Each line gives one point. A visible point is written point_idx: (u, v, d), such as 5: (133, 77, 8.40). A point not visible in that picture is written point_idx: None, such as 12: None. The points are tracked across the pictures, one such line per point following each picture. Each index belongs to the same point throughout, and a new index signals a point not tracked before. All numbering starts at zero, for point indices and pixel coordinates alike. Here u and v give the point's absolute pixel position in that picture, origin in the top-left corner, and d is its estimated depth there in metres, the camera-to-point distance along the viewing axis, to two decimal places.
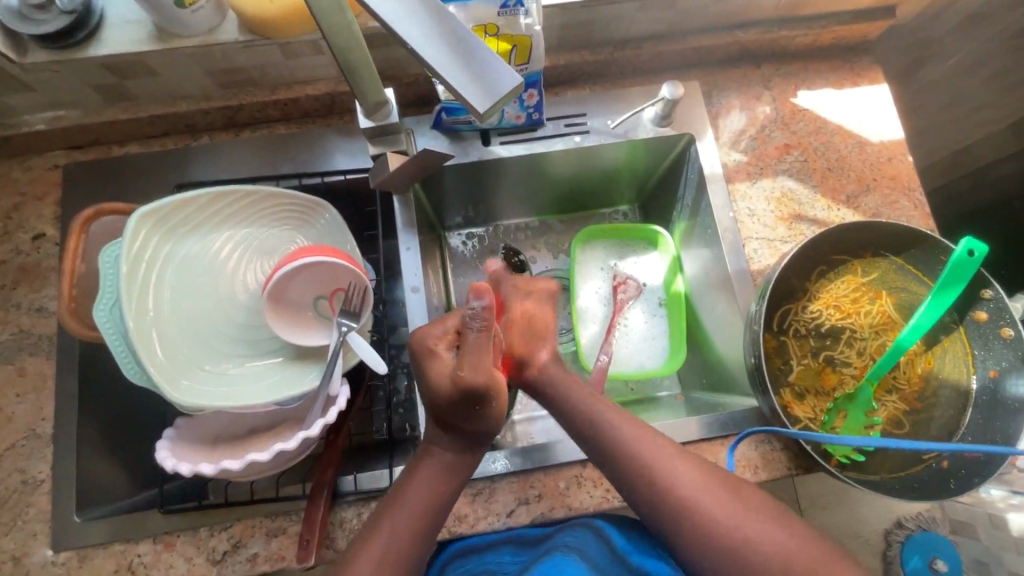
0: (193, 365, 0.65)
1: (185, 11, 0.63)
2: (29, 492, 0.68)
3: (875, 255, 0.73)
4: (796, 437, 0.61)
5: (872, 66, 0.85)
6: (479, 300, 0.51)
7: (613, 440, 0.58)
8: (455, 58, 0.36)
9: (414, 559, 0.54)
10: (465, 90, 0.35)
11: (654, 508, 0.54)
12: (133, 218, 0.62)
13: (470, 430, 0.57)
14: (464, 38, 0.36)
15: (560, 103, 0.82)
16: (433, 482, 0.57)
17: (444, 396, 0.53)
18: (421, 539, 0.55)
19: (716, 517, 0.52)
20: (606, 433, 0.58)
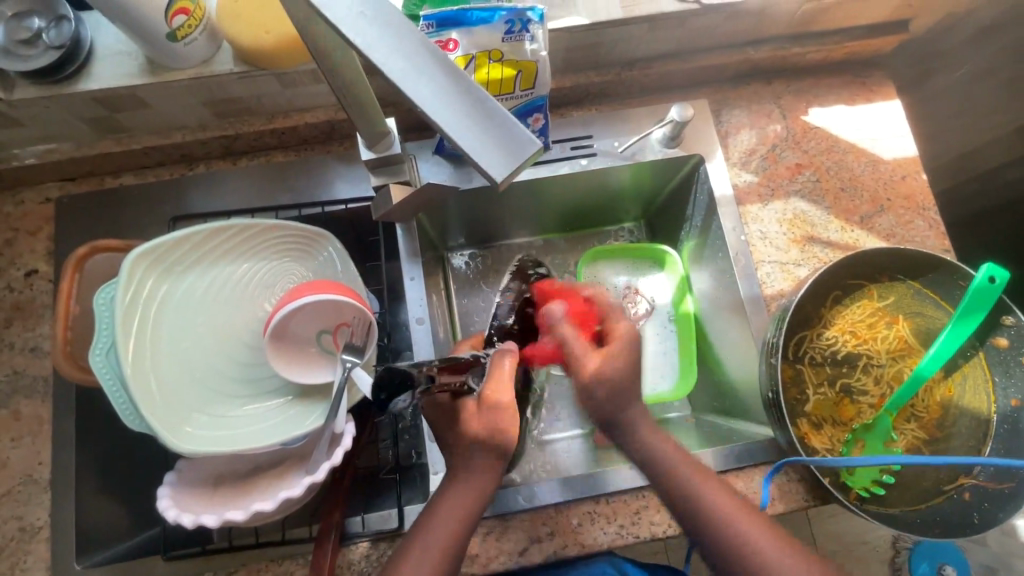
0: (195, 409, 0.64)
1: (179, 44, 0.60)
2: (28, 540, 0.66)
3: (891, 279, 0.71)
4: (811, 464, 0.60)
5: (884, 81, 0.84)
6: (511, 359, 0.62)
7: (694, 491, 0.55)
8: (471, 121, 0.33)
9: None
10: (484, 158, 0.32)
11: (727, 565, 0.53)
12: (128, 260, 0.60)
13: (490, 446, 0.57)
14: (483, 100, 0.33)
15: (565, 125, 0.80)
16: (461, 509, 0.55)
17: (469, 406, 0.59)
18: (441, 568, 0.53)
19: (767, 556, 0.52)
20: (689, 485, 0.56)
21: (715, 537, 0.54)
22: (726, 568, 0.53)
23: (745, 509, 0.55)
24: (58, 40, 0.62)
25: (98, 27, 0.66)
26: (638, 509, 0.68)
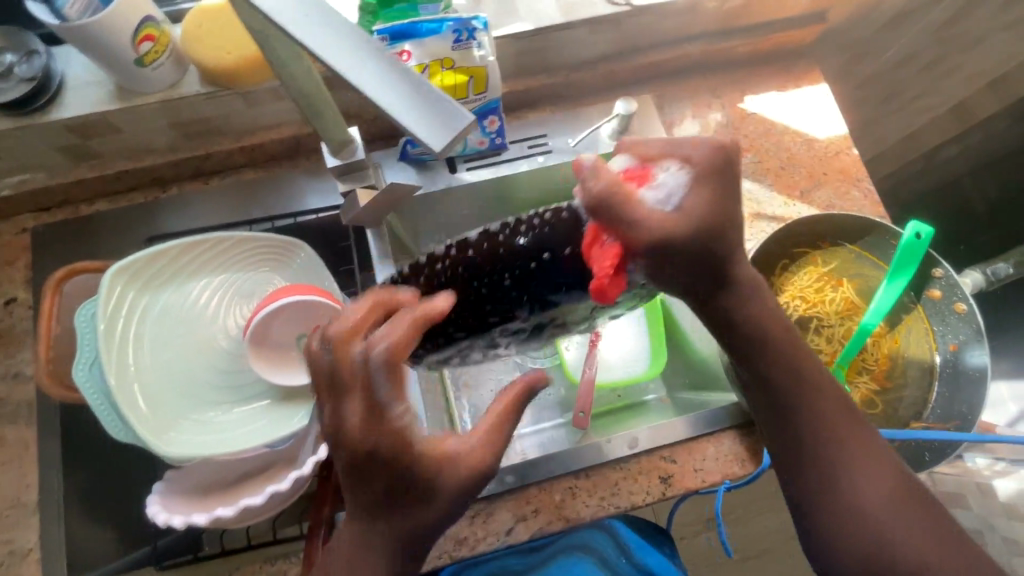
0: (180, 417, 0.66)
1: (147, 70, 0.64)
2: (17, 564, 0.65)
3: (833, 244, 0.76)
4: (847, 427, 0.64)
5: (811, 67, 0.91)
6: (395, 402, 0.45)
7: (802, 388, 0.57)
8: (410, 103, 0.37)
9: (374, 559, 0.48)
10: (424, 132, 0.36)
11: (781, 402, 0.57)
12: (106, 275, 0.63)
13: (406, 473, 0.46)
14: (419, 83, 0.38)
15: (521, 127, 0.86)
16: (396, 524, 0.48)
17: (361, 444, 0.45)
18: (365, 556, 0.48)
19: (833, 426, 0.57)
20: (789, 366, 0.57)
21: (800, 424, 0.57)
22: (808, 449, 0.57)
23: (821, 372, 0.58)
24: (30, 72, 0.66)
25: (69, 60, 0.69)
26: (616, 481, 0.71)
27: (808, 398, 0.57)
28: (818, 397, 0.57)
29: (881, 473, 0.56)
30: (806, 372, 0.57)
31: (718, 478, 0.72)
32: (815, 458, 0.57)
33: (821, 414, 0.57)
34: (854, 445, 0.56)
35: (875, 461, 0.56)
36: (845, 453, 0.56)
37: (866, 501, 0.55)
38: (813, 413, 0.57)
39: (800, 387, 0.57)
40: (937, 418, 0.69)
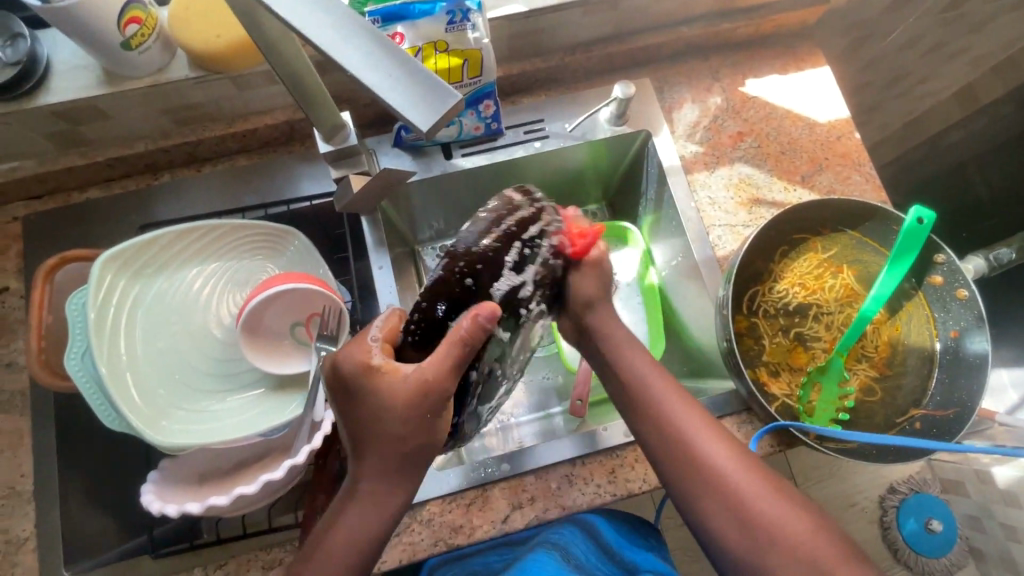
0: (173, 406, 0.65)
1: (133, 53, 0.63)
2: (14, 552, 0.66)
3: (834, 231, 0.75)
4: (780, 423, 0.63)
5: (813, 50, 0.89)
6: (371, 356, 0.50)
7: (663, 412, 0.58)
8: (398, 83, 0.36)
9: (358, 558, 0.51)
10: (412, 112, 0.36)
11: (648, 425, 0.59)
12: (96, 264, 0.62)
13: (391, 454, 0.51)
14: (407, 63, 0.37)
15: (517, 112, 0.84)
16: (357, 526, 0.51)
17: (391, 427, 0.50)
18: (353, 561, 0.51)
19: (694, 437, 0.57)
20: (649, 394, 0.60)
21: (664, 440, 0.58)
22: (676, 468, 0.57)
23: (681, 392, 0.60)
24: (15, 57, 0.65)
25: (55, 44, 0.68)
26: (613, 469, 0.71)
27: (666, 416, 0.58)
28: (677, 411, 0.58)
29: (756, 476, 0.55)
30: (660, 393, 0.60)
31: None
32: (684, 468, 0.56)
33: (680, 425, 0.57)
34: (720, 453, 0.56)
35: (734, 456, 0.56)
36: (710, 462, 0.55)
37: (743, 504, 0.53)
38: (676, 428, 0.57)
39: (653, 402, 0.59)
40: (936, 405, 0.69)
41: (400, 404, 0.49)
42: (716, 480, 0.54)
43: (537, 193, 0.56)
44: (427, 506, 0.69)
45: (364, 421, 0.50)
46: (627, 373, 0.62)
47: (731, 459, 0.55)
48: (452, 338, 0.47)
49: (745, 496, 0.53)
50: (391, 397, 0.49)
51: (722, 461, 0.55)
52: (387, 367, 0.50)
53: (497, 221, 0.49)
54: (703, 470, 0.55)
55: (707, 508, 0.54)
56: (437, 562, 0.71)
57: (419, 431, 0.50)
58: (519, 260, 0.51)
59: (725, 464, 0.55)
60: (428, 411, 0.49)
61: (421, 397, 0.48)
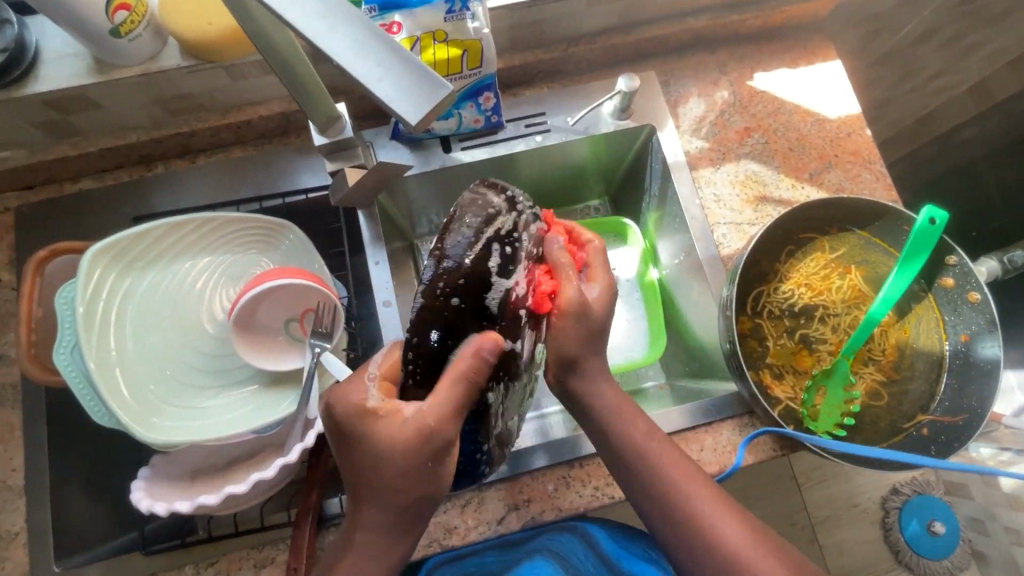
0: (164, 402, 0.64)
1: (123, 41, 0.61)
2: (5, 547, 0.65)
3: (841, 230, 0.73)
4: (792, 435, 0.60)
5: (824, 43, 0.87)
6: (365, 399, 0.49)
7: (646, 464, 0.57)
8: (389, 72, 0.35)
9: None
10: (404, 103, 0.34)
11: (631, 476, 0.58)
12: (86, 257, 0.61)
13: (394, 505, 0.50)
14: (399, 51, 0.35)
15: (519, 104, 0.82)
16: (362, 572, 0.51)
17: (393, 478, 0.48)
18: None
19: (682, 492, 0.56)
20: (631, 445, 0.58)
21: (649, 493, 0.56)
22: (666, 522, 0.56)
23: (662, 440, 0.59)
24: (2, 44, 0.63)
25: (44, 31, 0.66)
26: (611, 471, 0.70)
27: (649, 469, 0.57)
28: (661, 460, 0.57)
29: (748, 532, 0.54)
30: (641, 443, 0.58)
31: (716, 470, 0.69)
32: (674, 523, 0.55)
33: (664, 479, 0.56)
34: (708, 507, 0.55)
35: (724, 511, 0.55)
36: (699, 516, 0.54)
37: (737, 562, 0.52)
38: (661, 483, 0.56)
39: (636, 450, 0.57)
40: (945, 411, 0.67)
41: (399, 455, 0.47)
42: (707, 537, 0.54)
43: (509, 185, 0.50)
44: None
45: (362, 469, 0.49)
46: (605, 420, 0.59)
47: (721, 513, 0.54)
48: (454, 384, 0.44)
49: (738, 553, 0.52)
50: (385, 447, 0.47)
51: (711, 516, 0.54)
52: (382, 412, 0.48)
53: (466, 227, 0.44)
54: (692, 527, 0.54)
55: (700, 564, 0.54)
56: (436, 562, 0.67)
57: (420, 480, 0.48)
58: (504, 263, 0.46)
59: (715, 518, 0.54)
60: (427, 459, 0.47)
61: (419, 447, 0.46)
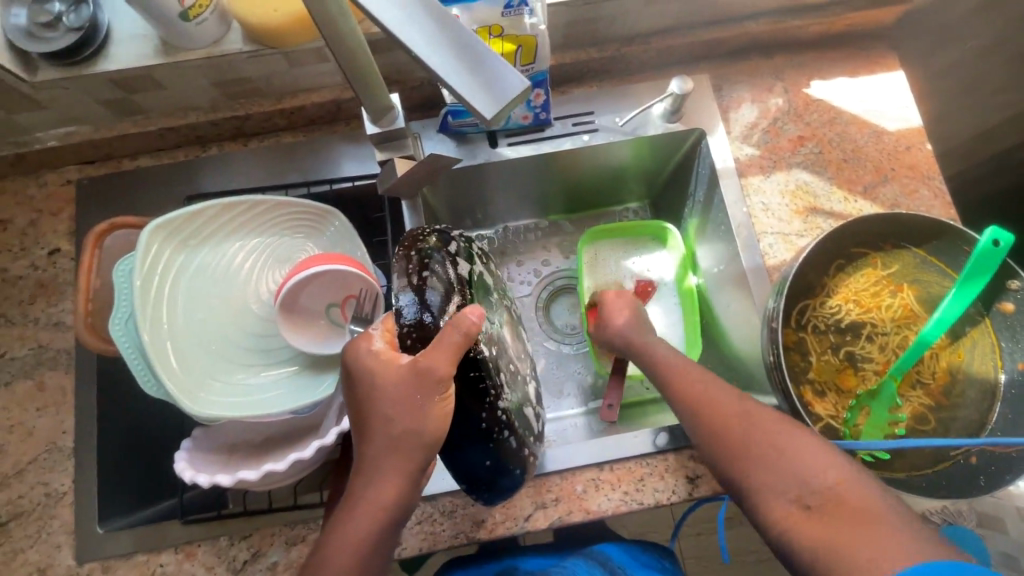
0: (208, 377, 0.66)
1: (190, 24, 0.63)
2: (53, 505, 0.68)
3: (896, 247, 0.71)
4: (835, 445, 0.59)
5: (887, 52, 0.84)
6: (371, 342, 0.52)
7: (676, 373, 0.65)
8: (455, 60, 0.35)
9: (371, 535, 0.51)
10: (469, 92, 0.34)
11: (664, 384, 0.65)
12: (144, 232, 0.63)
13: (401, 432, 0.50)
14: (466, 40, 0.35)
15: (567, 102, 0.81)
16: (370, 501, 0.51)
17: (389, 406, 0.49)
18: (365, 539, 0.51)
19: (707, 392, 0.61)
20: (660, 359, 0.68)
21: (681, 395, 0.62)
22: (693, 420, 0.60)
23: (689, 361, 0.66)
24: (78, 22, 0.65)
25: (115, 11, 0.69)
26: (642, 477, 0.69)
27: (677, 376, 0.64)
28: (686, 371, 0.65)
29: (774, 422, 0.56)
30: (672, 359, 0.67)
31: None
32: (702, 417, 0.59)
33: (689, 380, 0.63)
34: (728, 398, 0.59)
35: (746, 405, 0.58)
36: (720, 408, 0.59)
37: (757, 442, 0.55)
38: (687, 385, 0.63)
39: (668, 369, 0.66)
40: (996, 440, 0.65)
41: (394, 386, 0.49)
42: (730, 419, 0.58)
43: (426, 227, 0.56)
44: (450, 498, 0.68)
45: (365, 404, 0.51)
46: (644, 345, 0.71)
47: (739, 405, 0.59)
48: (446, 330, 0.46)
49: (757, 434, 0.55)
50: (384, 380, 0.50)
51: (731, 405, 0.59)
52: (384, 354, 0.51)
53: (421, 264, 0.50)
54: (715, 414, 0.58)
55: (726, 452, 0.56)
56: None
57: (416, 417, 0.49)
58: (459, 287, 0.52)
59: (735, 408, 0.58)
60: (416, 393, 0.48)
61: (412, 380, 0.48)
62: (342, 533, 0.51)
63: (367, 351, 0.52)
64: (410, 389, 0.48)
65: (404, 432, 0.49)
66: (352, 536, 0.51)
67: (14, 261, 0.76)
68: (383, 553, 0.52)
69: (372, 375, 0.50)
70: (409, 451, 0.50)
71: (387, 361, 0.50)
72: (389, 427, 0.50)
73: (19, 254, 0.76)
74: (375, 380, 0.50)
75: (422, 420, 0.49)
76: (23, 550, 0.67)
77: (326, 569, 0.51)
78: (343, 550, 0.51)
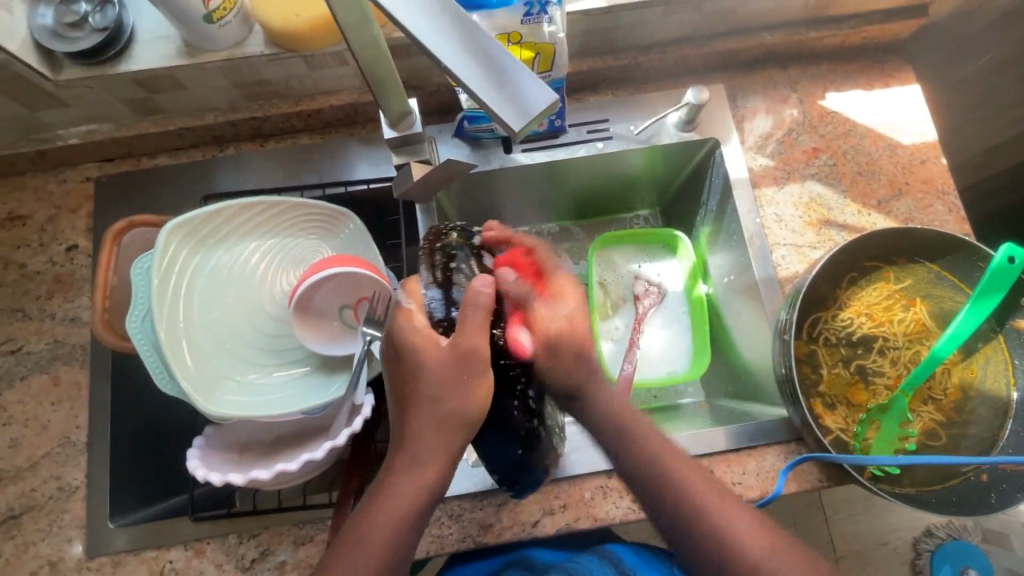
0: (222, 376, 0.66)
1: (214, 27, 0.64)
2: (65, 499, 0.69)
3: (909, 261, 0.71)
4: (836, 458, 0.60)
5: (903, 66, 0.84)
6: (410, 317, 0.54)
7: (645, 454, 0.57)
8: (478, 67, 0.36)
9: (410, 517, 0.51)
10: (488, 96, 0.35)
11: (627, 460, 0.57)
12: (163, 231, 0.64)
13: (447, 413, 0.51)
14: (486, 45, 0.36)
15: (582, 110, 0.82)
16: (412, 484, 0.51)
17: (436, 381, 0.51)
18: (403, 522, 0.51)
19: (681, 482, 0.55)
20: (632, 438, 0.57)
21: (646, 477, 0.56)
22: (663, 510, 0.55)
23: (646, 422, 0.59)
24: (103, 23, 0.66)
25: (139, 12, 0.70)
26: None
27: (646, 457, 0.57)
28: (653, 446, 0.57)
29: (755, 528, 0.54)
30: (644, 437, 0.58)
31: (757, 495, 0.68)
32: (678, 516, 0.55)
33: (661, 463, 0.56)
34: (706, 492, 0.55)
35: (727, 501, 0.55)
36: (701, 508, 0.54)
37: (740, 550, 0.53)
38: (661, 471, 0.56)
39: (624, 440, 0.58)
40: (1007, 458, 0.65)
41: (438, 366, 0.51)
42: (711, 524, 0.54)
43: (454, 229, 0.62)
44: (459, 501, 0.68)
45: (408, 383, 0.53)
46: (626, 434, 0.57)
47: (717, 500, 0.55)
48: (467, 309, 0.51)
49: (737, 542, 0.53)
50: (428, 357, 0.52)
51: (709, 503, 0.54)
52: (424, 332, 0.53)
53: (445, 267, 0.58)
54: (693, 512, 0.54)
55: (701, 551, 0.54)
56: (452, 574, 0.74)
57: (463, 395, 0.51)
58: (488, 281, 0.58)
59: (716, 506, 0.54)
60: (464, 371, 0.51)
61: (457, 359, 0.51)
62: (386, 514, 0.51)
63: (405, 323, 0.53)
64: (455, 366, 0.51)
65: (448, 410, 0.52)
66: (390, 519, 0.51)
67: (32, 256, 0.77)
68: (417, 536, 0.52)
69: (415, 351, 0.52)
70: (451, 431, 0.52)
71: (424, 335, 0.53)
72: (437, 407, 0.52)
73: (37, 249, 0.77)
74: (416, 356, 0.52)
75: (470, 397, 0.51)
76: (35, 543, 0.68)
77: (360, 558, 0.50)
78: (381, 535, 0.51)
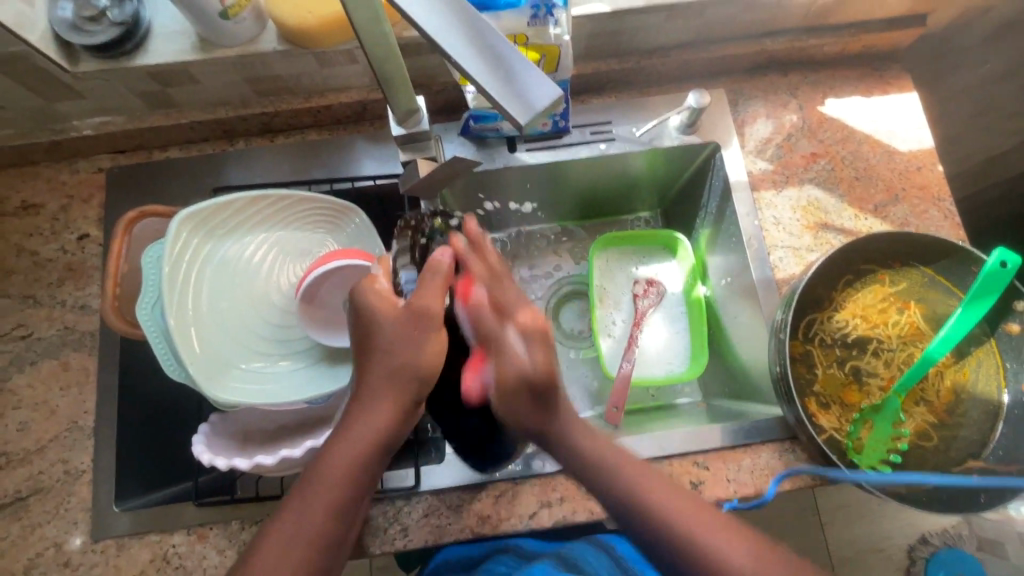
0: (229, 364, 0.68)
1: (229, 23, 0.66)
2: (71, 482, 0.70)
3: (904, 265, 0.72)
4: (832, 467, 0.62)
5: (902, 74, 0.85)
6: (376, 281, 0.56)
7: (610, 472, 0.55)
8: (487, 64, 0.38)
9: (359, 467, 0.52)
10: (496, 93, 0.37)
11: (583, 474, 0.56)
12: (175, 220, 0.64)
13: (397, 365, 0.53)
14: (495, 43, 0.38)
15: (585, 111, 0.83)
16: (365, 433, 0.52)
17: (388, 336, 0.53)
18: (353, 470, 0.52)
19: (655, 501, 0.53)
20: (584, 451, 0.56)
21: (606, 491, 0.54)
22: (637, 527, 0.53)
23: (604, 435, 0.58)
24: (120, 17, 0.68)
25: (155, 8, 0.71)
26: None
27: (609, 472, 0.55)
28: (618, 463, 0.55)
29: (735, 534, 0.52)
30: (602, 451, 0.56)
31: (751, 491, 0.69)
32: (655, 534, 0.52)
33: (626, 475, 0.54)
34: (681, 507, 0.53)
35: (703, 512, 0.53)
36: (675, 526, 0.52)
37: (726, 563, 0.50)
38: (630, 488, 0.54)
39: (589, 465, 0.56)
40: (998, 459, 0.66)
41: (395, 322, 0.53)
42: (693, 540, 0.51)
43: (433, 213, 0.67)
44: (457, 492, 0.70)
45: (364, 338, 0.54)
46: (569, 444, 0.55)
47: (687, 512, 0.53)
48: (427, 274, 0.54)
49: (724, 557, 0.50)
50: (385, 317, 0.53)
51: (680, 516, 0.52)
52: (387, 294, 0.55)
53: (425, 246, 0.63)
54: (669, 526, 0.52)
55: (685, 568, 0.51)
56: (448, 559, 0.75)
57: (415, 348, 0.53)
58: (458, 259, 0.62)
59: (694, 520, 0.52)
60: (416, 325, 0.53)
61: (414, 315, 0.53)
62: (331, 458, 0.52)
63: (371, 287, 0.55)
64: (408, 322, 0.53)
65: (400, 364, 0.53)
66: (341, 461, 0.52)
67: (44, 245, 0.78)
68: (368, 483, 0.53)
69: (375, 307, 0.54)
70: (401, 385, 0.53)
71: (388, 297, 0.54)
72: (388, 359, 0.53)
73: (49, 237, 0.78)
74: (375, 314, 0.53)
75: (420, 351, 0.53)
76: (41, 524, 0.69)
77: (302, 503, 0.51)
78: (327, 477, 0.52)
